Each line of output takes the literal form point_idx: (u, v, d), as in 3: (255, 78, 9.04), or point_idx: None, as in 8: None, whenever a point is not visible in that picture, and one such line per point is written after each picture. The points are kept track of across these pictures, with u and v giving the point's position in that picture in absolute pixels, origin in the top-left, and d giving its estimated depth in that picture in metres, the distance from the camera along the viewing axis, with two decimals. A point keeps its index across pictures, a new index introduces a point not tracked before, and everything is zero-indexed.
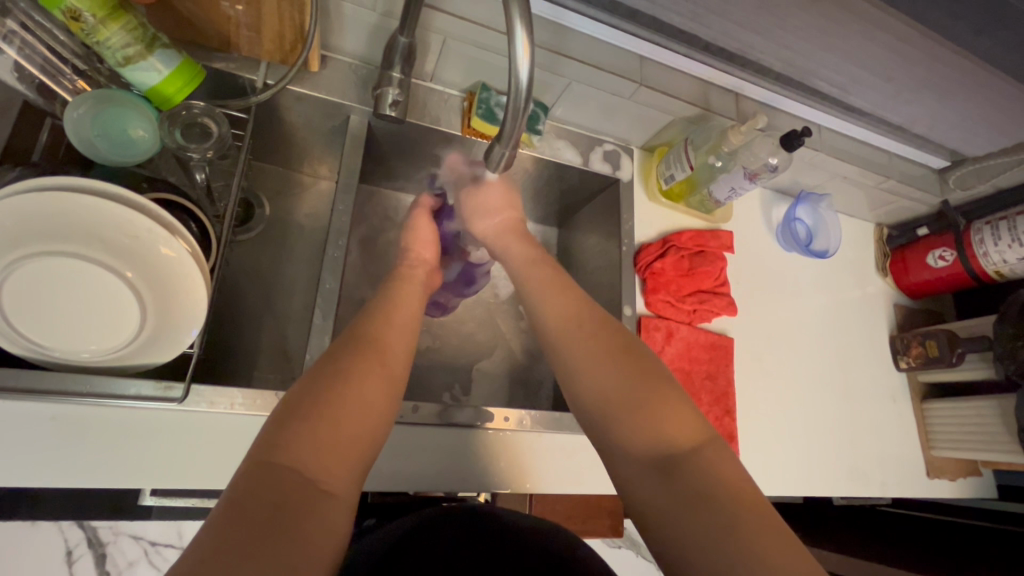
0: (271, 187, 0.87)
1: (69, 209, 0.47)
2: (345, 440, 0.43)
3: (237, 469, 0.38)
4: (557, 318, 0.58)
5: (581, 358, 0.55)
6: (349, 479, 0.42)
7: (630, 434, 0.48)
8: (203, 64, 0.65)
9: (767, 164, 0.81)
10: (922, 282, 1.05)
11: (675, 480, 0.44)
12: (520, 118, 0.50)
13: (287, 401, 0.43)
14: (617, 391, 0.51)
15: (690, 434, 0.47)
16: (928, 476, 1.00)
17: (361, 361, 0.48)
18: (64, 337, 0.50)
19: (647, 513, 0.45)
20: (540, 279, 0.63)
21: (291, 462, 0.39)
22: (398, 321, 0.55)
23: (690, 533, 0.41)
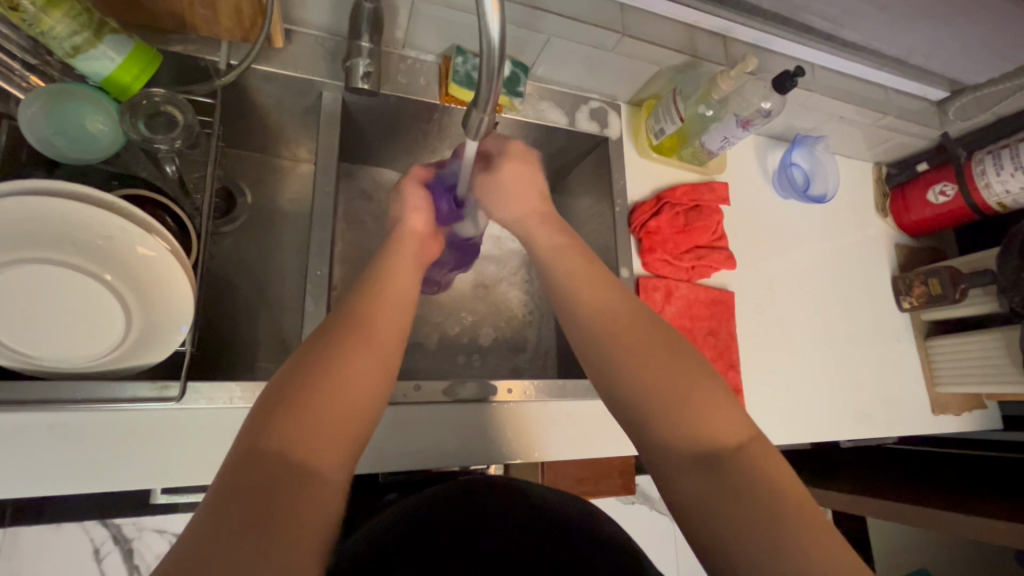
0: (252, 174, 0.84)
1: (36, 214, 0.45)
2: (334, 424, 0.42)
3: (225, 459, 0.38)
4: (589, 313, 0.57)
5: (619, 353, 0.53)
6: (340, 461, 0.42)
7: (672, 429, 0.47)
8: (160, 49, 0.62)
9: (760, 110, 0.78)
10: (924, 220, 1.03)
11: (717, 476, 0.44)
12: (495, 81, 0.47)
13: (271, 389, 0.43)
14: (658, 387, 0.49)
15: (732, 431, 0.46)
16: (933, 412, 1.00)
17: (349, 344, 0.47)
18: (49, 347, 0.49)
19: (686, 509, 0.45)
20: (571, 274, 0.60)
21: (278, 452, 0.39)
22: (391, 300, 0.54)
23: (736, 532, 0.41)
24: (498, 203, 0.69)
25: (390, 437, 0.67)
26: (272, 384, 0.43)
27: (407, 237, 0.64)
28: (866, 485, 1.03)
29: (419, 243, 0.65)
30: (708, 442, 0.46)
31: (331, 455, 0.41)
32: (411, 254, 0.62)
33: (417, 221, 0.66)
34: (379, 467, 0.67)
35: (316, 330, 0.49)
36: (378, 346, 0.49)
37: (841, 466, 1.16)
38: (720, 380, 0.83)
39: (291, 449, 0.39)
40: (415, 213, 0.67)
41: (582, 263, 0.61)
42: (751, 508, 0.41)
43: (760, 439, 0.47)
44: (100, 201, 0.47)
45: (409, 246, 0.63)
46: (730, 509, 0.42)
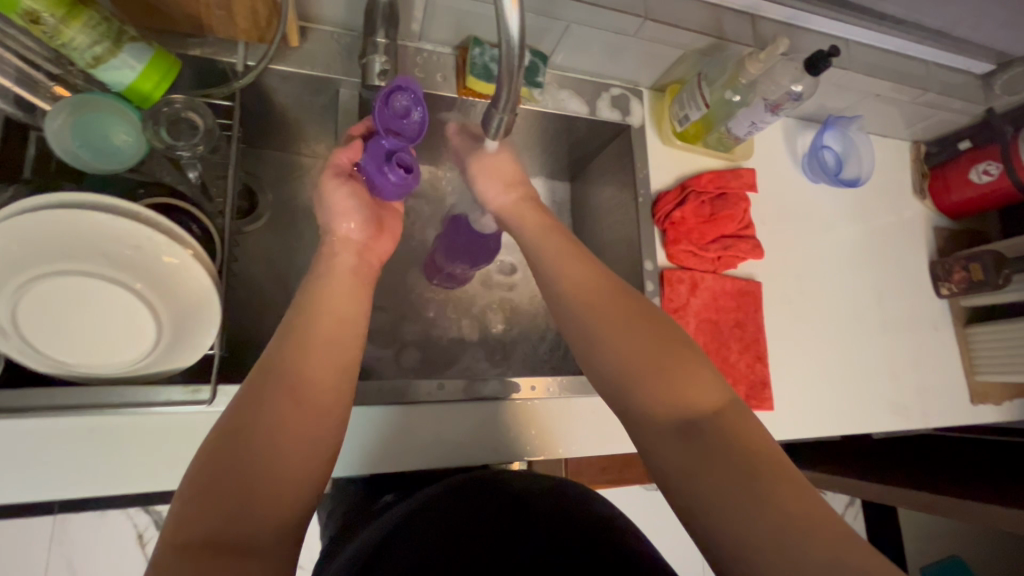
0: (271, 173, 0.84)
1: (66, 226, 0.46)
2: (267, 490, 0.41)
3: (155, 554, 0.37)
4: (567, 289, 0.55)
5: (597, 326, 0.52)
6: (280, 524, 0.41)
7: (653, 398, 0.48)
8: (179, 53, 0.62)
9: (790, 93, 0.74)
10: (965, 201, 0.98)
11: (694, 442, 0.45)
12: (516, 78, 0.45)
13: (214, 436, 0.43)
14: (639, 359, 0.49)
15: (708, 397, 0.47)
16: (972, 402, 0.97)
17: (276, 399, 0.45)
18: (86, 354, 0.51)
19: (670, 479, 0.45)
20: (553, 246, 0.59)
21: (210, 524, 0.38)
22: (325, 338, 0.51)
23: (720, 503, 0.41)
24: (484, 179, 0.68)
25: (416, 434, 0.68)
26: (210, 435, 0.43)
27: (341, 250, 0.60)
28: (896, 474, 1.01)
29: (360, 251, 0.61)
30: (683, 407, 0.47)
31: (287, 492, 0.43)
32: (350, 271, 0.59)
33: (349, 227, 0.61)
34: (404, 465, 0.68)
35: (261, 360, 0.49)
36: (325, 375, 0.49)
37: (870, 453, 1.13)
38: (747, 372, 0.81)
39: (241, 495, 0.40)
40: (346, 219, 0.61)
41: (563, 244, 0.59)
42: (727, 470, 0.42)
43: (735, 405, 0.47)
44: (126, 211, 0.48)
45: (344, 258, 0.60)
46: (705, 471, 0.43)
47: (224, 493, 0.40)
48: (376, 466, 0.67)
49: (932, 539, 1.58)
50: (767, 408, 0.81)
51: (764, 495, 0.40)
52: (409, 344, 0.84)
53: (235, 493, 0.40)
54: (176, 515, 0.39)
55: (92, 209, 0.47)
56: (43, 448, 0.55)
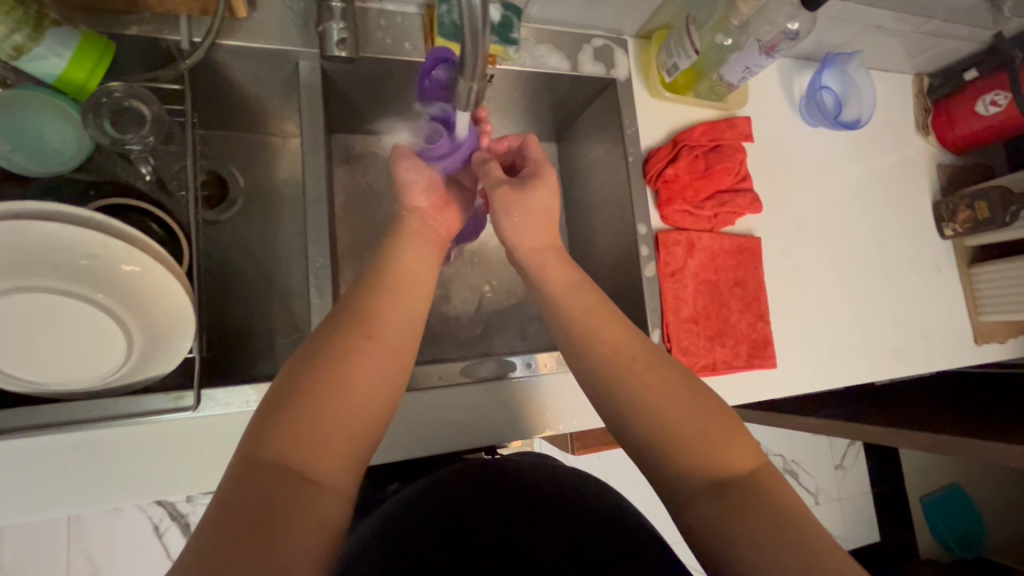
0: (241, 157, 0.79)
1: (17, 240, 0.42)
2: (336, 423, 0.43)
3: (226, 467, 0.39)
4: (597, 346, 0.55)
5: (629, 382, 0.52)
6: (340, 463, 0.42)
7: (688, 462, 0.48)
8: (116, 34, 0.56)
9: (785, 32, 0.69)
10: (971, 135, 0.93)
11: (727, 501, 0.45)
12: (481, 39, 0.41)
13: (270, 393, 0.43)
14: (676, 420, 0.49)
15: (742, 459, 0.48)
16: (975, 342, 0.95)
17: (349, 338, 0.47)
18: (56, 370, 0.49)
19: (704, 537, 0.46)
20: (577, 306, 0.57)
21: (282, 446, 0.40)
22: (394, 289, 0.53)
23: (750, 550, 0.43)
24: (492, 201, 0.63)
25: (410, 421, 0.67)
26: (287, 366, 0.46)
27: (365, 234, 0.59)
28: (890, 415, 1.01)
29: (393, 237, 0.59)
30: (723, 470, 0.47)
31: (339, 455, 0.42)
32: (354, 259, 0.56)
33: (418, 200, 0.62)
34: (403, 452, 0.67)
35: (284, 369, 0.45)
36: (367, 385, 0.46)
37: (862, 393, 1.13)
38: (749, 332, 0.79)
39: (298, 451, 0.40)
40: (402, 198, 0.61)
41: (592, 301, 0.58)
42: (764, 518, 0.44)
43: (770, 464, 0.49)
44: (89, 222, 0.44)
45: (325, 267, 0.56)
46: (739, 520, 0.44)
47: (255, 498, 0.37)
48: (375, 455, 0.66)
49: (927, 471, 1.63)
50: (769, 366, 0.80)
51: (799, 543, 0.42)
52: None
53: (302, 443, 0.41)
54: (252, 434, 0.41)
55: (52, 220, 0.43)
56: (26, 466, 0.53)
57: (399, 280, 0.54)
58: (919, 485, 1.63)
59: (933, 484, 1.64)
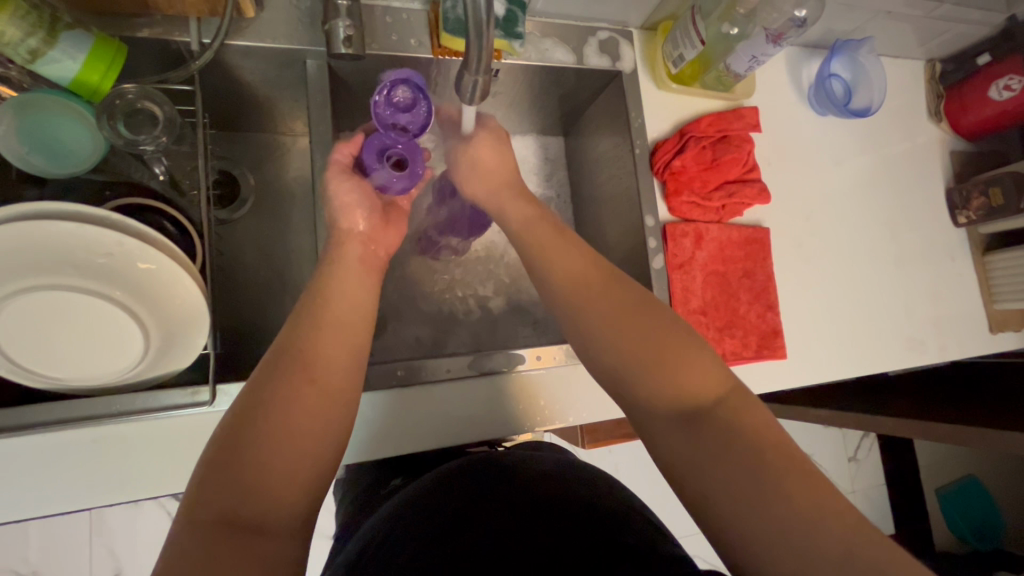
0: (250, 156, 0.80)
1: (36, 240, 0.44)
2: (279, 472, 0.43)
3: (169, 532, 0.38)
4: (560, 279, 0.56)
5: (591, 317, 0.54)
6: (289, 511, 0.43)
7: (651, 388, 0.49)
8: (127, 36, 0.57)
9: (792, 20, 0.69)
10: (983, 121, 0.92)
11: (695, 427, 0.46)
12: (485, 32, 0.41)
13: (209, 450, 0.42)
14: (631, 352, 0.51)
15: (709, 384, 0.48)
16: (991, 331, 0.94)
17: (287, 382, 0.46)
18: (75, 367, 0.50)
19: (673, 463, 0.46)
20: (543, 239, 0.59)
21: (226, 502, 0.40)
22: (334, 323, 0.52)
23: (716, 473, 0.43)
24: (470, 175, 0.67)
25: (420, 414, 0.67)
26: (224, 418, 0.44)
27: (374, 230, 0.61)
28: (903, 405, 1.00)
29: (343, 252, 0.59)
30: (685, 399, 0.48)
31: (287, 503, 0.43)
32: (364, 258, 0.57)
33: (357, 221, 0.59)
34: (415, 444, 0.68)
35: (241, 395, 0.46)
36: (327, 403, 0.47)
37: (878, 383, 1.12)
38: (758, 323, 0.79)
39: (241, 506, 0.40)
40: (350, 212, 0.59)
41: (553, 235, 0.59)
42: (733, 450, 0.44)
43: (737, 390, 0.49)
44: (106, 221, 0.45)
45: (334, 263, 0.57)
46: (707, 451, 0.44)
47: (220, 521, 0.39)
48: (386, 448, 0.67)
49: (943, 464, 1.61)
50: (780, 357, 0.80)
51: (772, 485, 0.41)
52: (411, 323, 0.82)
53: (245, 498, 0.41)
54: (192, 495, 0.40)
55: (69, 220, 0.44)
56: (50, 460, 0.55)
57: (340, 309, 0.53)
58: (934, 478, 1.62)
59: (949, 476, 1.63)
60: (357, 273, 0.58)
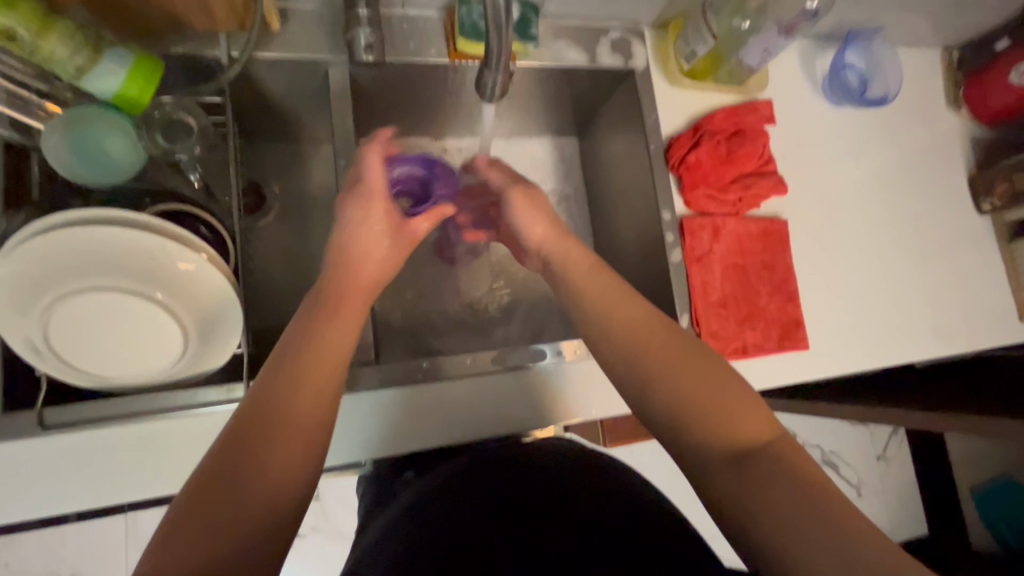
0: (275, 165, 0.83)
1: (89, 244, 0.47)
2: (279, 467, 0.45)
3: (170, 519, 0.41)
4: (617, 325, 0.58)
5: (643, 360, 0.55)
6: (287, 503, 0.44)
7: (707, 435, 0.51)
8: (162, 53, 0.60)
9: (805, 12, 0.71)
10: (1005, 107, 0.91)
11: (747, 471, 0.47)
12: (506, 31, 0.43)
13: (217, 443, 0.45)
14: (682, 400, 0.52)
15: (759, 430, 0.50)
16: (1019, 318, 0.92)
17: (291, 379, 0.48)
18: (119, 367, 0.52)
19: (727, 511, 0.47)
20: (597, 288, 0.60)
21: (225, 494, 0.42)
22: (339, 324, 0.54)
23: (766, 513, 0.45)
24: (521, 217, 0.66)
25: (446, 409, 0.69)
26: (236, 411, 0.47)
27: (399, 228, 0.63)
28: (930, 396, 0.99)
29: (369, 290, 0.59)
30: (735, 441, 0.50)
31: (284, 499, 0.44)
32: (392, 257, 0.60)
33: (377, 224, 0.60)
34: (441, 438, 0.69)
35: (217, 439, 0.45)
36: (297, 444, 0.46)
37: (902, 376, 1.10)
38: (779, 315, 0.79)
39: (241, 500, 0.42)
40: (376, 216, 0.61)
41: (608, 283, 0.60)
42: (782, 496, 0.45)
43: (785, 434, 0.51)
44: (150, 226, 0.48)
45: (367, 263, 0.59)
46: (757, 494, 0.46)
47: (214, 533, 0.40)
48: (413, 442, 0.68)
49: (978, 460, 1.58)
50: (802, 348, 0.79)
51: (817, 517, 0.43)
52: (433, 323, 0.84)
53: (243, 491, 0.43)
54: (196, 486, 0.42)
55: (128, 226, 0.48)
56: (93, 457, 0.57)
57: (340, 307, 0.55)
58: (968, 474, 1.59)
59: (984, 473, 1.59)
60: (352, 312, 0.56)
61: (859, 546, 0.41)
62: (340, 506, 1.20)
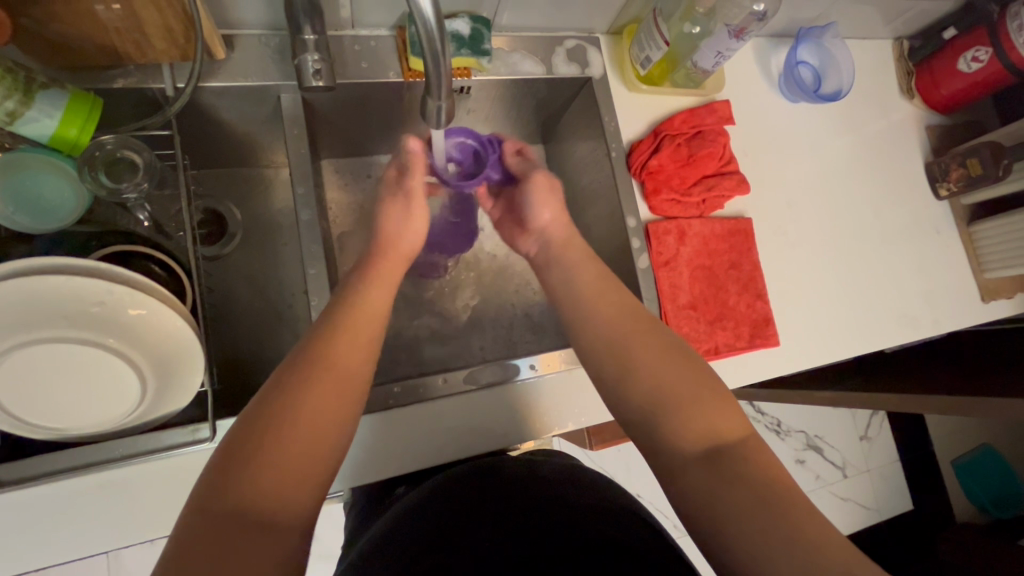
0: (234, 191, 0.82)
1: (36, 295, 0.45)
2: (294, 467, 0.44)
3: (181, 523, 0.40)
4: (605, 315, 0.60)
5: (635, 349, 0.56)
6: (301, 506, 0.44)
7: (672, 429, 0.51)
8: (103, 88, 0.59)
9: (754, 13, 0.70)
10: (955, 94, 0.93)
11: (716, 466, 0.49)
12: (442, 58, 0.42)
13: (226, 443, 0.44)
14: (665, 390, 0.53)
15: (735, 426, 0.51)
16: (982, 300, 0.94)
17: (309, 379, 0.48)
18: (76, 417, 0.51)
19: (690, 503, 0.48)
20: (587, 281, 0.63)
21: (237, 496, 0.41)
22: (353, 325, 0.54)
23: (733, 504, 0.46)
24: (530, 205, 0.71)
25: (421, 433, 0.68)
26: (247, 411, 0.46)
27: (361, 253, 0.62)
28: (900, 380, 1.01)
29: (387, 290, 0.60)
30: (698, 436, 0.51)
31: (297, 503, 0.44)
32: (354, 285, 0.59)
33: None
34: (419, 461, 0.68)
35: (230, 432, 0.45)
36: (314, 443, 0.46)
37: (876, 361, 1.13)
38: (748, 313, 0.80)
39: (254, 502, 0.42)
40: None
41: (597, 278, 0.64)
42: (749, 491, 0.46)
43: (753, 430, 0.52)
44: (99, 270, 0.47)
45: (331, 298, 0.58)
46: (718, 487, 0.47)
47: (224, 536, 0.39)
48: (390, 467, 0.68)
49: (955, 435, 1.62)
50: (773, 345, 0.80)
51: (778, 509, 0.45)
52: (407, 343, 0.83)
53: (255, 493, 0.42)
54: (207, 487, 0.42)
55: (80, 274, 0.46)
56: (54, 510, 0.55)
57: (357, 307, 0.56)
58: (948, 449, 1.63)
59: (963, 446, 1.63)
60: (361, 326, 0.54)
61: (816, 545, 0.43)
62: (331, 528, 1.18)
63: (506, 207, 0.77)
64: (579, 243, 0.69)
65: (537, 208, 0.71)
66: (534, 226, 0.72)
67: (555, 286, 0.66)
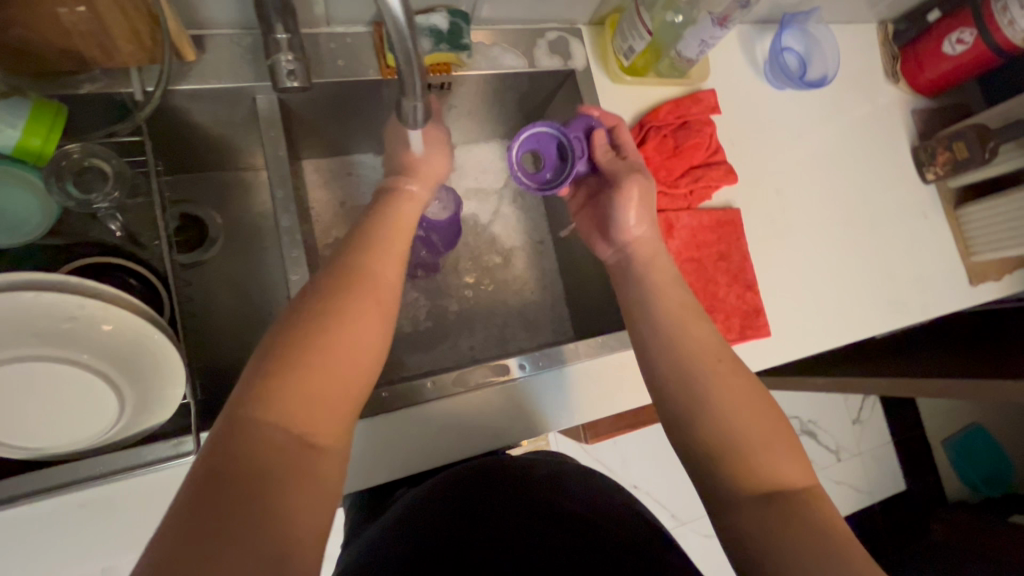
0: (213, 195, 0.80)
1: (6, 314, 0.43)
2: (334, 388, 0.45)
3: (218, 429, 0.41)
4: (689, 343, 0.59)
5: (711, 384, 0.56)
6: (336, 427, 0.45)
7: (739, 472, 0.53)
8: (70, 95, 0.57)
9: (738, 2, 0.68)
10: (941, 77, 0.93)
11: (773, 508, 0.51)
12: (413, 59, 0.41)
13: (266, 355, 0.44)
14: (741, 430, 0.54)
15: (796, 475, 0.53)
16: (970, 283, 0.94)
17: (351, 300, 0.49)
18: (53, 435, 0.50)
19: (743, 538, 0.51)
20: (670, 305, 0.62)
21: (277, 409, 0.42)
22: (387, 254, 0.54)
23: (788, 545, 0.48)
24: (617, 205, 0.68)
25: (413, 436, 0.68)
26: (287, 322, 0.46)
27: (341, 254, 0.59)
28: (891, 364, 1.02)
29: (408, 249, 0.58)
30: (762, 479, 0.52)
31: (332, 423, 0.45)
32: None
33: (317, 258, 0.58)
34: (410, 465, 0.68)
35: (272, 341, 0.45)
36: (346, 387, 0.46)
37: (868, 346, 1.13)
38: (738, 304, 0.79)
39: (293, 417, 0.42)
40: None
41: (681, 306, 0.62)
42: (804, 537, 0.48)
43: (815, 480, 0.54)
44: (71, 285, 0.45)
45: None
46: (774, 530, 0.49)
47: (264, 446, 0.40)
48: (381, 472, 0.67)
49: (946, 415, 1.64)
50: (763, 335, 0.80)
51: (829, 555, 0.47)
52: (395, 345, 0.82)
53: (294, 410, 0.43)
54: (248, 396, 0.42)
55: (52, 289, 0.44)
56: (35, 531, 0.54)
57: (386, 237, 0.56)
58: (941, 429, 1.64)
59: (954, 426, 1.65)
60: (385, 288, 0.52)
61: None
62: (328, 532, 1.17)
63: (588, 203, 0.74)
64: (668, 265, 0.66)
65: (624, 210, 0.68)
66: (618, 232, 0.69)
67: (632, 301, 0.65)
